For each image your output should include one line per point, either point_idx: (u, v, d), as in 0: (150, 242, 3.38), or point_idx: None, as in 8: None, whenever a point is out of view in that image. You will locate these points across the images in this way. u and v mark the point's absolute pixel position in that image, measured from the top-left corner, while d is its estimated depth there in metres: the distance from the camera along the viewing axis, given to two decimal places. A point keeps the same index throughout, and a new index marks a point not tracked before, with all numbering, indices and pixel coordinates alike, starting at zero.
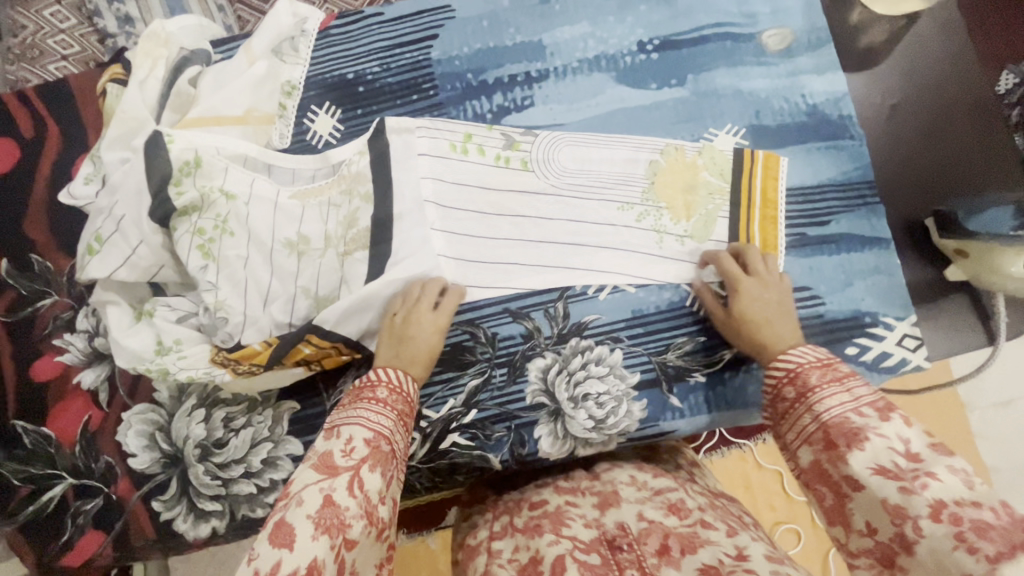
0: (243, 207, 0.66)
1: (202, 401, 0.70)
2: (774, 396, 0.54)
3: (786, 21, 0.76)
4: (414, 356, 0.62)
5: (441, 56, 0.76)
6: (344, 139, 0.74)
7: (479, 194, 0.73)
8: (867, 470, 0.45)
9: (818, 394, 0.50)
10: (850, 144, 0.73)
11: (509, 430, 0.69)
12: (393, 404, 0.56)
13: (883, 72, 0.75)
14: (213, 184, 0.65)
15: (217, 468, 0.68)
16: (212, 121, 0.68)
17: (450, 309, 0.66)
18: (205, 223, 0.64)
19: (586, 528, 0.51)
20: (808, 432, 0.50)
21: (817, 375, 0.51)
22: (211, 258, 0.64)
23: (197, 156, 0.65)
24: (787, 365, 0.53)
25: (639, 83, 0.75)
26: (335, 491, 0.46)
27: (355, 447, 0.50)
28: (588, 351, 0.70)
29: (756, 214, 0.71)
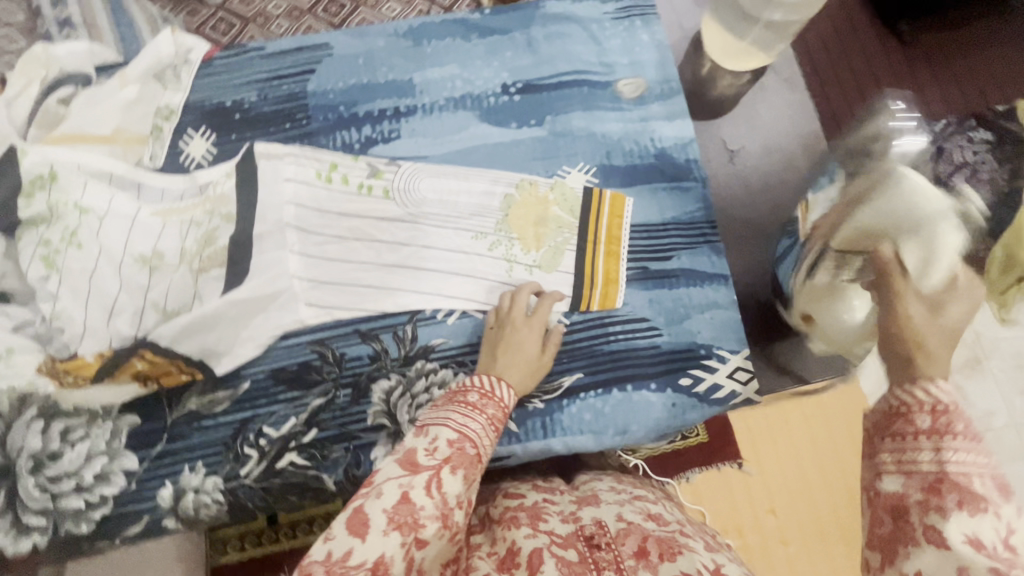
0: (97, 220, 0.69)
1: (41, 413, 0.70)
2: (894, 411, 0.43)
3: (641, 72, 0.82)
4: (511, 361, 0.65)
5: (316, 89, 0.80)
6: (215, 162, 0.77)
7: (341, 219, 0.76)
8: (962, 541, 0.36)
9: (956, 439, 0.40)
10: (692, 187, 0.78)
11: (347, 451, 0.69)
12: (483, 408, 0.59)
13: (729, 121, 0.81)
14: (66, 197, 0.67)
15: (47, 481, 0.68)
16: (79, 139, 0.71)
17: (542, 316, 0.69)
18: (52, 234, 0.66)
19: (563, 524, 0.58)
20: (918, 468, 0.40)
21: (964, 425, 0.40)
22: (54, 268, 0.65)
23: (53, 170, 0.67)
24: (935, 395, 0.42)
25: (500, 122, 0.79)
26: (413, 488, 0.49)
27: (439, 447, 0.53)
28: (433, 374, 0.72)
29: (600, 248, 0.75)
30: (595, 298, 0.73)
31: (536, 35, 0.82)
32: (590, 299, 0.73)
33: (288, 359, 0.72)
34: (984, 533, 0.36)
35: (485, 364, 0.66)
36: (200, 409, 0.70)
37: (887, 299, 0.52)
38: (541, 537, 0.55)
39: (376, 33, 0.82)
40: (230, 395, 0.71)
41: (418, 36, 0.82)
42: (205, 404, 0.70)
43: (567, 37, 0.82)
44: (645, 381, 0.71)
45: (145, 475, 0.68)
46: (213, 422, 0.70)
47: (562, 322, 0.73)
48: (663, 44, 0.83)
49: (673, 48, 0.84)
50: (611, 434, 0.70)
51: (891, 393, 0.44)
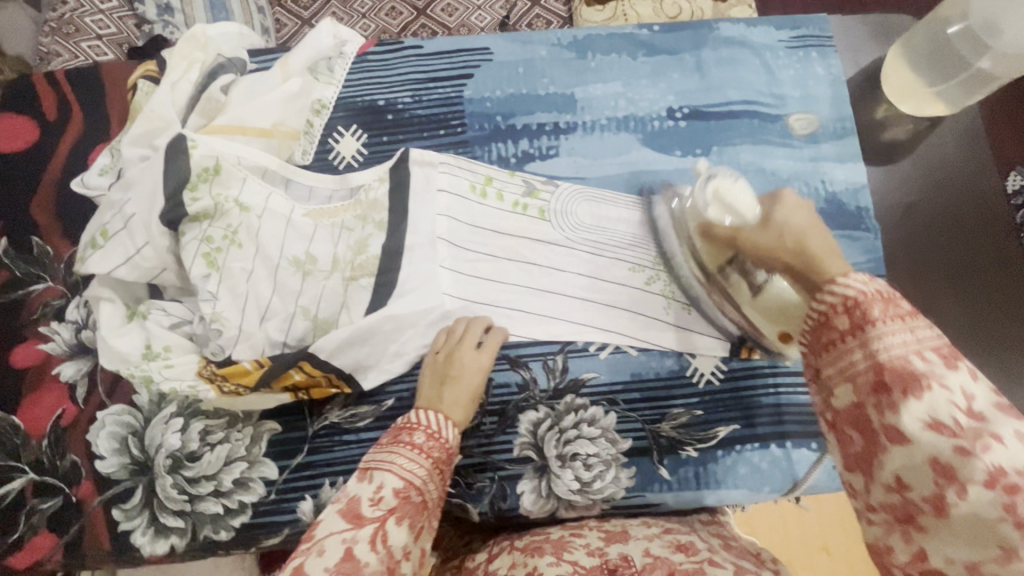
0: (256, 218, 0.66)
1: (181, 410, 0.68)
2: (817, 324, 0.42)
3: (814, 107, 0.77)
4: (455, 396, 0.62)
5: (474, 95, 0.76)
6: (366, 164, 0.74)
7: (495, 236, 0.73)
8: (918, 423, 0.36)
9: (880, 329, 0.38)
10: (866, 237, 0.73)
11: (492, 481, 0.67)
12: (428, 452, 0.55)
13: (904, 168, 0.76)
14: (228, 193, 0.64)
15: (185, 482, 0.66)
16: (238, 130, 0.68)
17: (493, 345, 0.67)
18: (215, 231, 0.63)
19: (588, 556, 0.54)
20: (857, 369, 0.39)
21: (881, 308, 0.39)
22: (216, 268, 0.63)
23: (217, 163, 0.64)
24: (850, 289, 0.40)
25: (664, 149, 0.75)
26: (356, 544, 0.47)
27: (385, 496, 0.50)
28: (583, 410, 0.69)
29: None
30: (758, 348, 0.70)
31: (706, 58, 0.78)
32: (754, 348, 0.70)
33: None
34: (939, 411, 0.35)
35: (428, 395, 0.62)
36: (342, 423, 0.68)
37: (778, 232, 0.52)
38: (563, 567, 0.53)
39: (537, 41, 0.78)
40: (373, 411, 0.68)
41: (582, 49, 0.78)
42: (347, 418, 0.68)
43: (737, 63, 0.78)
44: (802, 440, 0.68)
45: (285, 486, 0.66)
46: (356, 438, 0.68)
47: (720, 368, 0.70)
48: (839, 79, 0.78)
49: (848, 83, 0.79)
50: (766, 492, 0.67)
51: (806, 307, 0.43)
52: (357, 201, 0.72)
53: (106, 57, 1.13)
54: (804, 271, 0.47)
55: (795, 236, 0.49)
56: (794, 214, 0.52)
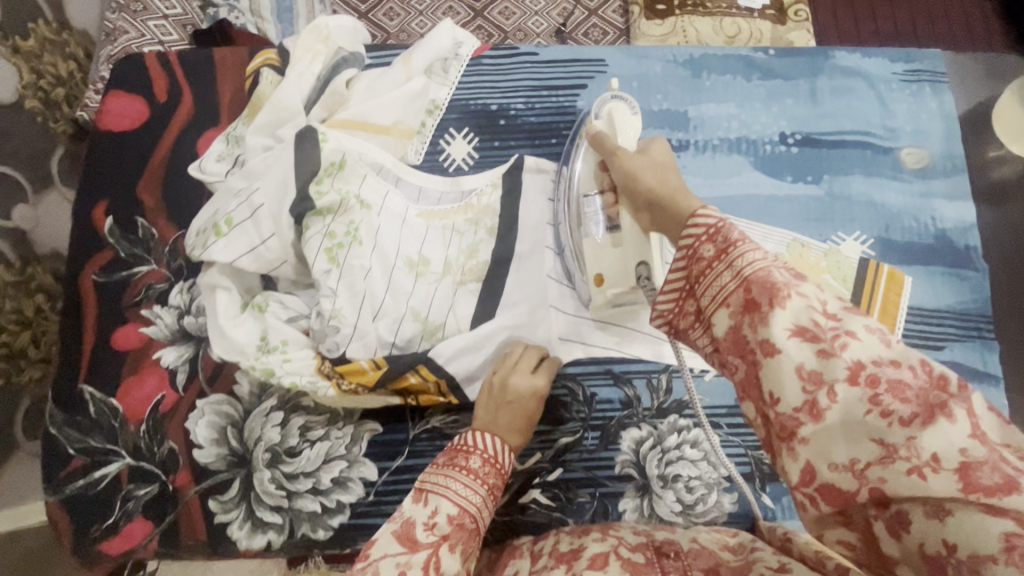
0: (373, 214, 0.65)
1: (281, 404, 0.67)
2: (687, 258, 0.39)
3: (925, 143, 0.77)
4: (512, 423, 0.58)
5: (587, 106, 0.76)
6: (478, 168, 0.74)
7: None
8: (786, 333, 0.34)
9: (741, 248, 0.37)
10: (973, 276, 0.73)
11: (593, 497, 0.66)
12: (484, 477, 0.52)
13: (1012, 210, 0.76)
14: (350, 188, 0.64)
15: (284, 477, 0.65)
16: (361, 126, 0.68)
17: (547, 372, 0.64)
18: (338, 226, 0.62)
19: (634, 536, 0.53)
20: (729, 297, 0.37)
21: (741, 231, 0.38)
22: (337, 264, 0.62)
23: (342, 159, 0.64)
24: (711, 217, 0.39)
25: (776, 173, 0.75)
26: (411, 569, 0.45)
27: (437, 522, 0.48)
28: (686, 431, 0.68)
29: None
30: None
31: (820, 85, 0.78)
32: None
33: None
34: (802, 317, 0.34)
35: (484, 421, 0.58)
36: (444, 428, 0.67)
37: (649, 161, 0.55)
38: (609, 542, 0.51)
39: (653, 57, 0.78)
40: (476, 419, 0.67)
41: (697, 67, 0.78)
42: (449, 424, 0.68)
43: (852, 92, 0.77)
44: None
45: (384, 488, 0.66)
46: None
47: None
48: (952, 116, 0.78)
49: (960, 120, 0.79)
50: None
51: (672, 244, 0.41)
52: (467, 205, 0.71)
53: (170, 38, 1.04)
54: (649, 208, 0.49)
55: (651, 182, 0.53)
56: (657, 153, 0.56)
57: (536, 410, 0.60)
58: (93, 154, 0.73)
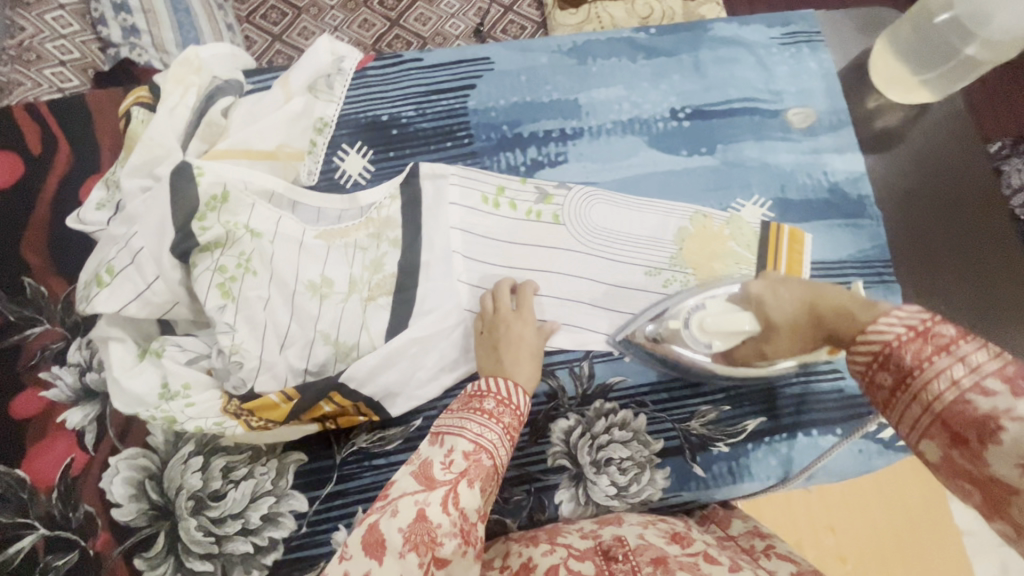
0: (267, 242, 0.64)
1: (200, 449, 0.65)
2: (865, 384, 0.46)
3: (810, 101, 0.79)
4: (516, 355, 0.64)
5: (478, 105, 0.76)
6: (375, 182, 0.73)
7: (513, 246, 0.73)
8: (1014, 468, 0.36)
9: (925, 372, 0.41)
10: (868, 225, 0.76)
11: (529, 493, 0.66)
12: (499, 417, 0.57)
13: (900, 154, 0.79)
14: (237, 220, 0.62)
15: (211, 523, 0.63)
16: (242, 154, 0.66)
17: (530, 309, 0.68)
18: (228, 259, 0.61)
19: (582, 540, 0.57)
20: (928, 423, 0.42)
21: (915, 353, 0.42)
22: (231, 297, 0.60)
23: (225, 190, 0.62)
24: (878, 341, 0.45)
25: (671, 149, 0.76)
26: (429, 505, 0.48)
27: (453, 462, 0.52)
28: (613, 414, 0.69)
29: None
30: None
31: (703, 58, 0.79)
32: None
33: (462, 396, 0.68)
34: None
35: (490, 366, 0.63)
36: (370, 447, 0.66)
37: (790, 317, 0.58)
38: (559, 553, 0.55)
39: (538, 48, 0.78)
40: (402, 433, 0.67)
41: (582, 54, 0.78)
42: (375, 442, 0.66)
43: (735, 62, 0.79)
44: (831, 427, 0.69)
45: (317, 517, 0.64)
46: (386, 462, 0.66)
47: None
48: (831, 73, 0.80)
49: (839, 75, 0.81)
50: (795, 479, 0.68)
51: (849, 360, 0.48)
52: (367, 219, 0.71)
53: (71, 84, 0.99)
54: (829, 328, 0.54)
55: (801, 299, 0.57)
56: (780, 297, 0.59)
57: (534, 339, 0.66)
58: None
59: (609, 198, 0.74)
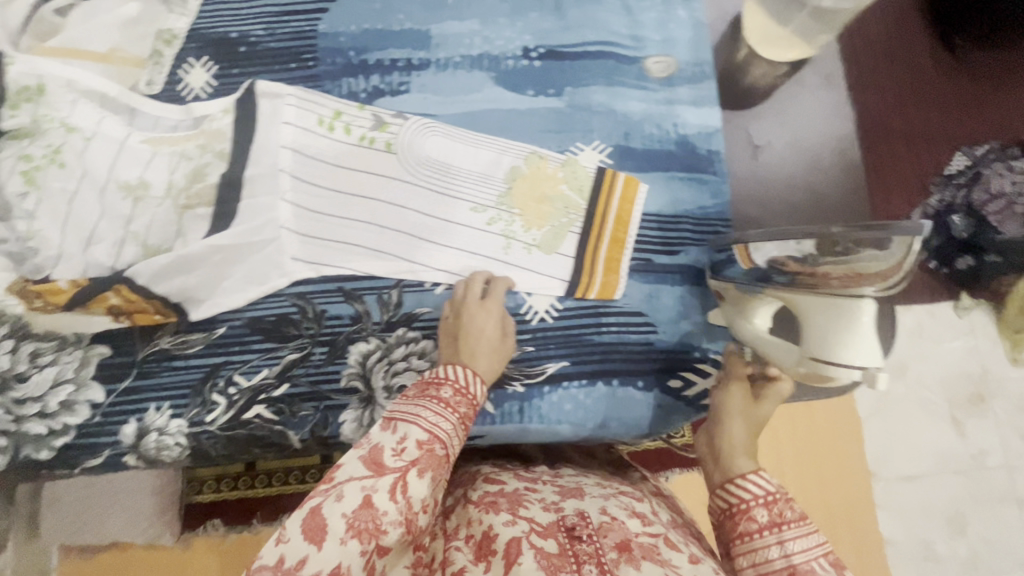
0: (84, 140, 0.66)
1: (12, 333, 0.66)
2: (736, 513, 0.52)
3: (674, 51, 0.76)
4: (472, 348, 0.61)
5: (328, 29, 0.76)
6: (214, 96, 0.74)
7: (341, 169, 0.72)
8: None
9: (790, 527, 0.49)
10: (713, 180, 0.73)
11: (316, 410, 0.67)
12: (456, 408, 0.54)
13: (759, 113, 0.76)
14: (54, 114, 0.66)
15: (11, 403, 0.66)
16: (71, 52, 0.68)
17: (497, 298, 0.67)
18: (35, 150, 0.65)
19: (544, 513, 0.54)
20: (771, 567, 0.48)
21: (791, 509, 0.50)
22: (32, 185, 0.64)
23: (40, 82, 0.66)
24: (763, 487, 0.52)
25: (517, 87, 0.75)
26: (376, 492, 0.46)
27: (407, 448, 0.49)
28: (414, 342, 0.69)
29: (610, 227, 0.71)
30: (593, 288, 0.70)
31: None
32: (588, 288, 0.70)
33: (263, 311, 0.69)
34: None
35: (450, 355, 0.61)
36: (173, 349, 0.68)
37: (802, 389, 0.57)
38: (520, 527, 0.51)
39: None
40: (205, 339, 0.68)
41: None
42: (178, 344, 0.68)
43: (599, 4, 0.77)
44: (633, 377, 0.68)
45: (111, 409, 0.67)
46: (184, 364, 0.68)
47: (554, 307, 0.70)
48: (701, 23, 0.77)
49: (711, 27, 0.78)
50: (591, 427, 0.67)
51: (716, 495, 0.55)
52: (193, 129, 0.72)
53: None
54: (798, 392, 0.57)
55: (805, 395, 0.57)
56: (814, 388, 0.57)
57: (495, 330, 0.64)
58: None
59: (449, 132, 0.73)
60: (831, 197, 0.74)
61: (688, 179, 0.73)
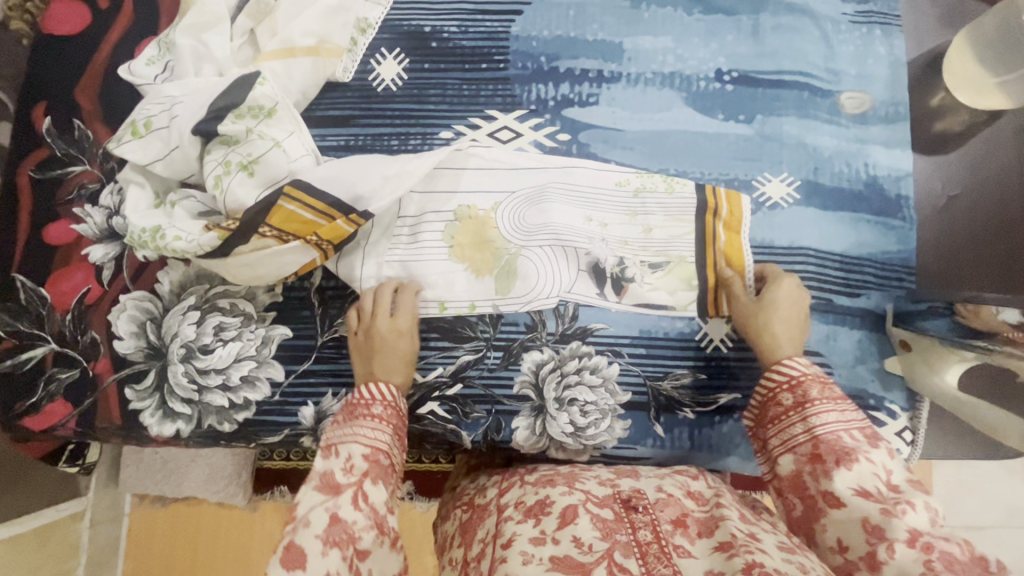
0: (284, 154, 0.63)
1: (199, 304, 0.69)
2: (768, 399, 0.57)
3: (869, 87, 0.75)
4: (387, 365, 0.62)
5: (520, 33, 0.76)
6: (404, 90, 0.74)
7: (498, 245, 0.69)
8: (850, 490, 0.48)
9: (814, 406, 0.53)
10: (901, 227, 0.72)
11: (488, 413, 0.68)
12: (388, 420, 0.56)
13: (951, 160, 0.74)
14: (267, 132, 0.63)
15: (196, 372, 0.68)
16: (288, 53, 0.70)
17: (407, 309, 0.65)
18: (235, 156, 0.62)
19: (600, 487, 0.55)
20: (797, 442, 0.53)
21: (817, 390, 0.54)
22: (219, 188, 0.61)
23: (271, 106, 0.64)
24: (788, 372, 0.56)
25: (707, 111, 0.74)
26: (339, 508, 0.49)
27: (354, 464, 0.52)
28: (587, 357, 0.68)
29: (722, 252, 0.68)
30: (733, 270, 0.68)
31: (764, 23, 0.76)
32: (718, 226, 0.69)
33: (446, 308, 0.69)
34: (864, 479, 0.48)
35: (364, 371, 0.62)
36: None
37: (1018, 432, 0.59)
38: (577, 495, 0.53)
39: None
40: None
41: None
42: None
43: (797, 31, 0.76)
44: None
45: (289, 389, 0.69)
46: None
47: (730, 336, 0.69)
48: (900, 61, 0.75)
49: (908, 66, 0.76)
50: (757, 461, 0.68)
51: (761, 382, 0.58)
52: (365, 234, 0.69)
53: None
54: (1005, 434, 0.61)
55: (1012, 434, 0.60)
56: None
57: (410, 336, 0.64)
58: (37, 54, 0.76)
59: (637, 149, 0.73)
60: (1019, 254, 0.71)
61: (876, 222, 0.72)
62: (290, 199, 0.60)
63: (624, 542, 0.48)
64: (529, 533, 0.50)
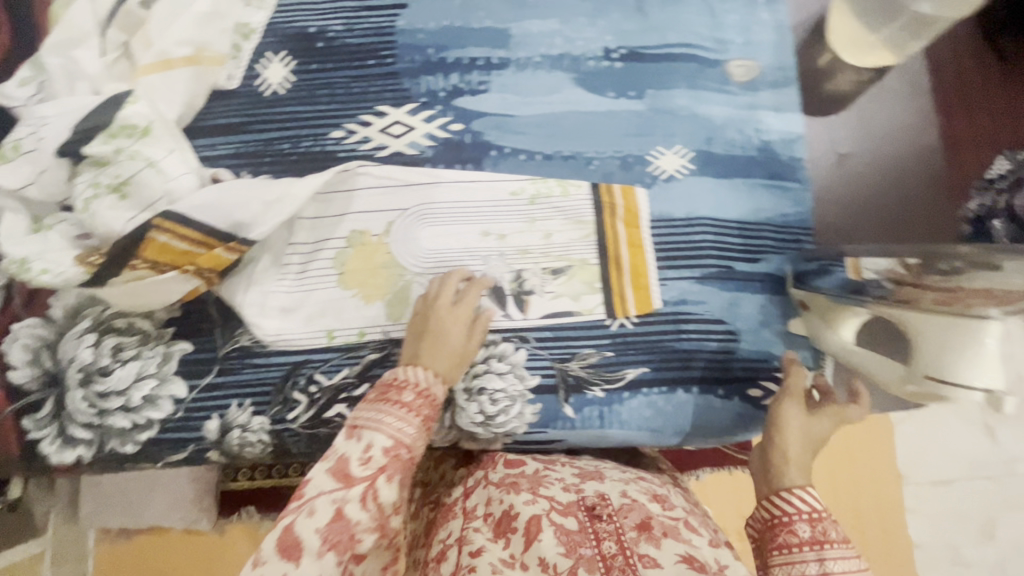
0: (158, 173, 0.62)
1: (94, 327, 0.68)
2: (774, 526, 0.50)
3: (756, 54, 0.75)
4: (439, 351, 0.58)
5: (406, 26, 0.75)
6: (292, 92, 0.73)
7: (390, 272, 0.69)
8: None
9: (832, 548, 0.48)
10: (795, 189, 0.72)
11: None
12: (418, 411, 0.52)
13: (843, 120, 0.75)
14: (139, 149, 0.62)
15: (95, 397, 0.66)
16: (164, 65, 0.68)
17: (470, 302, 0.63)
18: (104, 177, 0.61)
19: (565, 491, 0.53)
20: None
21: (837, 532, 0.49)
22: (87, 212, 0.60)
23: (146, 124, 0.62)
24: (805, 505, 0.50)
25: (597, 90, 0.74)
26: (346, 503, 0.47)
27: (374, 457, 0.49)
28: (493, 345, 0.68)
29: (619, 213, 0.70)
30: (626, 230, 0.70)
31: None
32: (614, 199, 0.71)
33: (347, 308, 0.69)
34: None
35: (409, 353, 0.58)
36: (253, 346, 0.68)
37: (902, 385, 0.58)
38: (541, 504, 0.51)
39: None
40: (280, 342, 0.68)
41: None
42: (258, 342, 0.68)
43: (681, 4, 0.76)
44: (712, 386, 0.68)
45: (193, 405, 0.67)
46: (265, 362, 0.68)
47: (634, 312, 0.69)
48: (784, 27, 0.76)
49: (793, 31, 0.77)
50: (670, 433, 0.68)
51: (762, 508, 0.53)
52: (252, 260, 0.68)
53: None
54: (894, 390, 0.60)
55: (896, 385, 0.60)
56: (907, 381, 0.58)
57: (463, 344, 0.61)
58: None
59: (530, 132, 0.73)
60: (913, 205, 0.73)
61: (771, 186, 0.72)
62: (160, 230, 0.60)
63: (590, 556, 0.47)
64: (498, 552, 0.49)
